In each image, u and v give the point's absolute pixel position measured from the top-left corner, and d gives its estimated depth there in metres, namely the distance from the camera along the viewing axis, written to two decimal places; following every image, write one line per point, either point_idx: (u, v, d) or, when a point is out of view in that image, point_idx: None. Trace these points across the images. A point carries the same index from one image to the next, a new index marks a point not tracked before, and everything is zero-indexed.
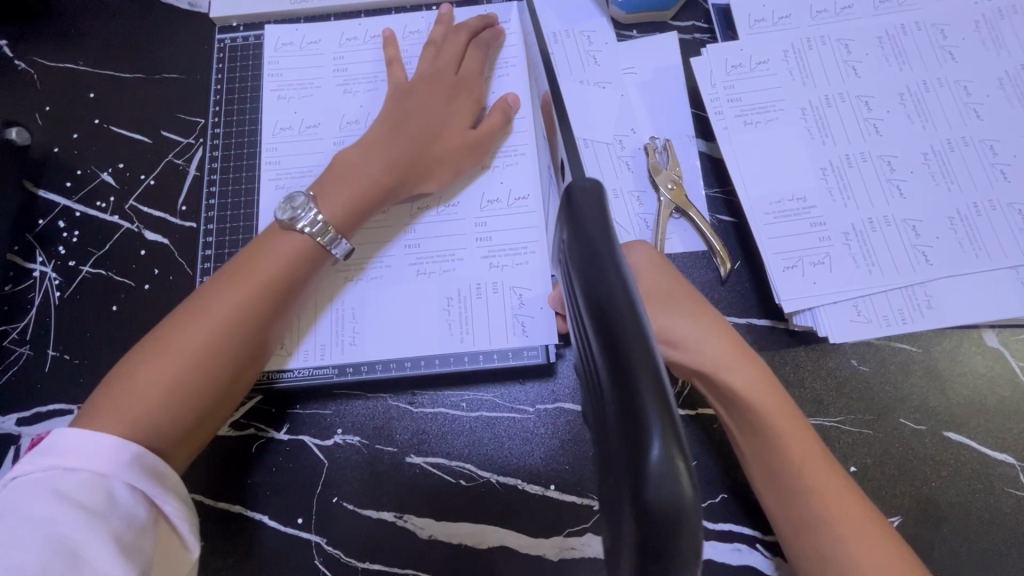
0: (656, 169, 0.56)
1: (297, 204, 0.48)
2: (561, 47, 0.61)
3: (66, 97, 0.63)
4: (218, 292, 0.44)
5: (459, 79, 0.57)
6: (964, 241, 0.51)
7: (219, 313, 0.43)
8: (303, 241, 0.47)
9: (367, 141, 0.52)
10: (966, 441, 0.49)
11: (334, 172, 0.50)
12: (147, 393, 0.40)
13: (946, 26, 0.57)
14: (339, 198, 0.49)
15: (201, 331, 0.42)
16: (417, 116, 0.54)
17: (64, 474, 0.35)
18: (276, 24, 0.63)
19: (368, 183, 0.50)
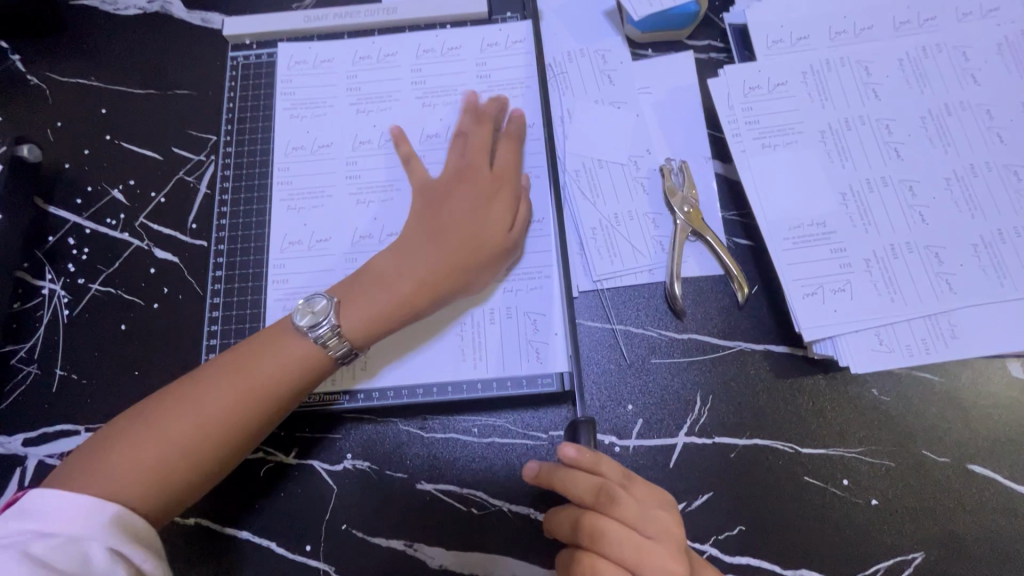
0: (672, 191, 0.55)
1: (315, 308, 0.46)
2: (575, 66, 0.60)
3: (78, 113, 0.63)
4: (232, 365, 0.44)
5: (494, 176, 0.53)
6: (988, 269, 0.50)
7: (230, 389, 0.43)
8: (309, 351, 0.45)
9: (398, 245, 0.50)
10: (991, 474, 0.48)
11: (361, 283, 0.48)
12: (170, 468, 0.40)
13: (968, 49, 0.56)
14: (359, 310, 0.47)
15: (211, 411, 0.42)
16: (452, 216, 0.51)
17: (39, 539, 0.35)
18: (288, 41, 0.63)
19: (391, 299, 0.48)
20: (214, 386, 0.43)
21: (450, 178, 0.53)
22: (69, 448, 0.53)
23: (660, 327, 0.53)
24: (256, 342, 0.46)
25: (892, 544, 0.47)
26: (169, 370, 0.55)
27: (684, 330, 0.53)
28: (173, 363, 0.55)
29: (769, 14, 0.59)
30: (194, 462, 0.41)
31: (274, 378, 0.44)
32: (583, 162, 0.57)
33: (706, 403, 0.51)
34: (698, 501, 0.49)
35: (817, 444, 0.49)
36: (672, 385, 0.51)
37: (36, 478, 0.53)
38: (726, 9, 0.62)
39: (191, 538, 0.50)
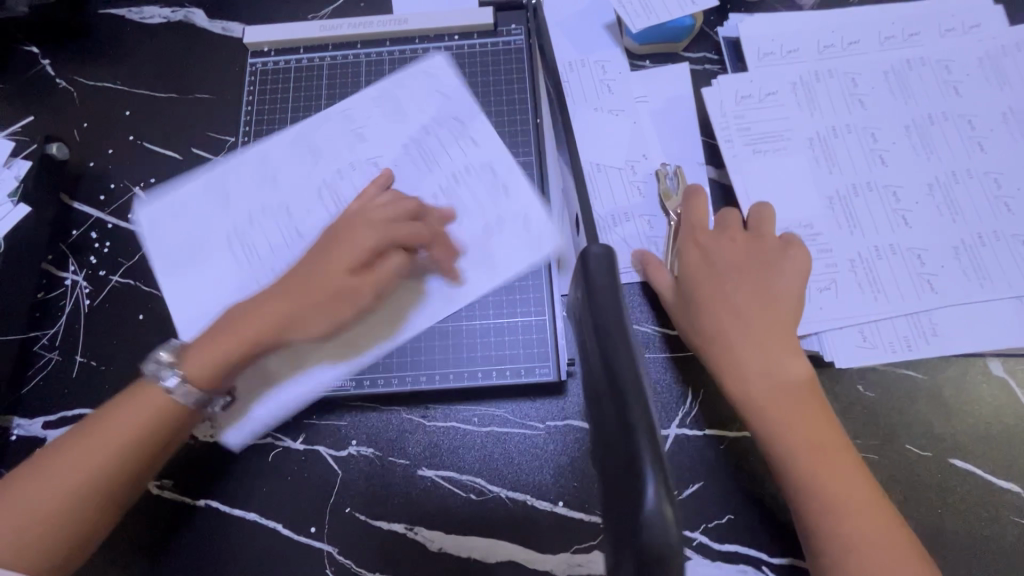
0: (665, 195, 0.57)
1: (162, 360, 0.47)
2: (576, 76, 0.63)
3: (104, 114, 0.66)
4: (61, 451, 0.45)
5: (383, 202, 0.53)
6: (968, 269, 0.52)
7: (58, 479, 0.44)
8: (196, 377, 0.46)
9: (285, 280, 0.50)
10: (972, 468, 0.50)
11: (209, 330, 0.48)
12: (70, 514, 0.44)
13: (953, 62, 0.58)
14: (200, 355, 0.47)
15: (41, 499, 0.43)
16: (303, 266, 0.50)
17: None
18: (303, 49, 0.66)
19: (229, 338, 0.47)
20: (53, 464, 0.44)
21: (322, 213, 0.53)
22: None
23: (653, 323, 0.55)
24: (87, 427, 0.46)
25: None
26: None
27: (676, 326, 0.55)
28: None
29: (760, 29, 0.62)
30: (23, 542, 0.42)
31: (102, 468, 0.44)
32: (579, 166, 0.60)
33: (697, 395, 0.53)
34: (688, 489, 0.51)
35: None
36: (664, 378, 0.54)
37: None
38: (720, 24, 0.65)
39: (202, 518, 0.52)
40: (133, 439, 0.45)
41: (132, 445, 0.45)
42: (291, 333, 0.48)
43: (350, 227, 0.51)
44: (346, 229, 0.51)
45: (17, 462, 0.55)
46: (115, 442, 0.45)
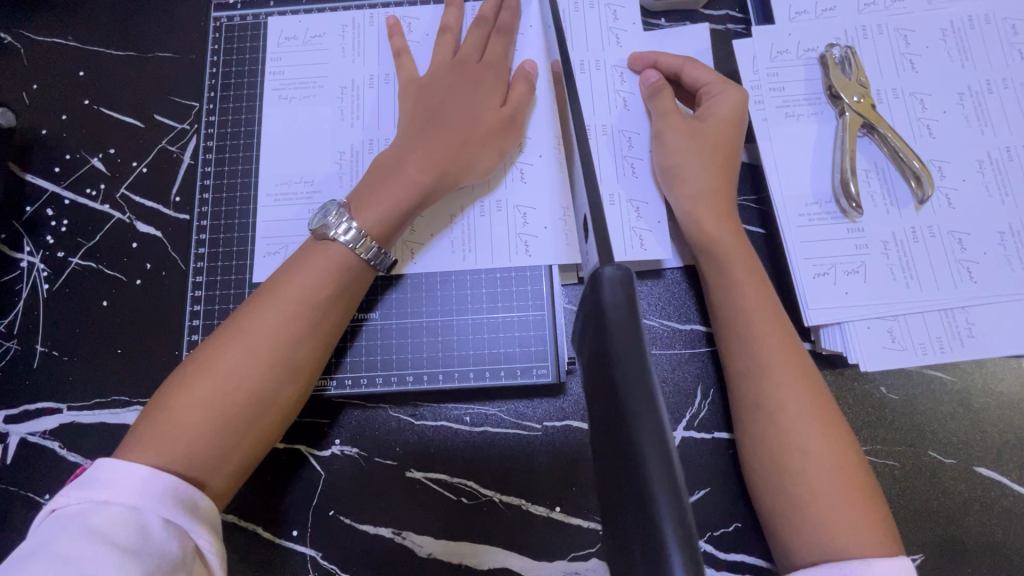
0: (839, 78, 0.50)
1: (330, 212, 0.45)
2: (581, 16, 0.55)
3: (55, 75, 0.59)
4: (249, 321, 0.42)
5: (483, 67, 0.52)
6: (1013, 259, 0.47)
7: (249, 348, 0.41)
8: (372, 226, 0.46)
9: (399, 143, 0.49)
10: (998, 476, 0.46)
11: (369, 181, 0.47)
12: (243, 394, 0.41)
13: (1018, 21, 0.52)
14: (376, 204, 0.46)
15: (233, 360, 0.41)
16: (442, 103, 0.50)
17: (98, 507, 0.35)
18: (274, 2, 0.59)
19: (405, 187, 0.47)
20: (238, 337, 0.42)
21: (442, 73, 0.52)
22: (51, 427, 0.52)
23: (661, 316, 0.51)
24: (266, 293, 0.44)
25: None
26: (152, 349, 0.53)
27: (686, 320, 0.51)
28: (157, 341, 0.53)
29: None
30: (221, 423, 0.40)
31: (291, 331, 0.42)
32: (606, 132, 0.52)
33: (707, 396, 0.49)
34: (694, 496, 0.47)
35: None
36: (672, 378, 0.50)
37: (16, 456, 0.51)
38: None
39: None
40: (319, 297, 0.44)
41: (317, 304, 0.44)
42: (459, 174, 0.49)
43: (479, 89, 0.51)
44: (492, 77, 0.52)
45: None
46: (295, 305, 0.43)
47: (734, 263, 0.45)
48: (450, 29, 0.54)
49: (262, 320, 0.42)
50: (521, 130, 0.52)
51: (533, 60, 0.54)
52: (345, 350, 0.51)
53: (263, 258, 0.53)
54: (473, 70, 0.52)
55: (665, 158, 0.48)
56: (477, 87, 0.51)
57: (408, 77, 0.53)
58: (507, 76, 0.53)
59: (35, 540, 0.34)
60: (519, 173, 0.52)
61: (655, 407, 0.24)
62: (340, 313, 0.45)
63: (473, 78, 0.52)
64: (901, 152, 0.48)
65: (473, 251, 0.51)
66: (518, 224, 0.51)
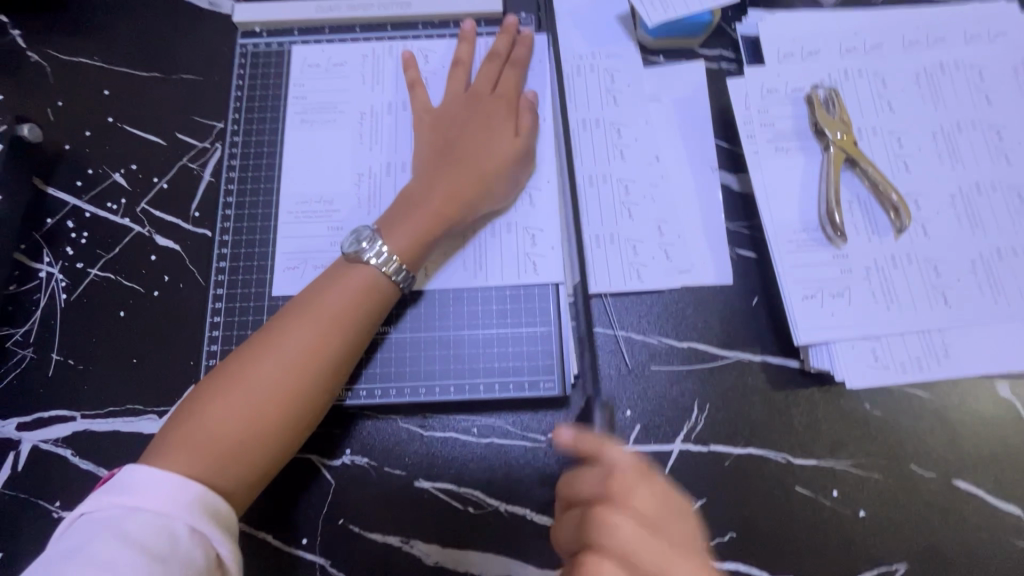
0: (823, 117, 0.55)
1: (364, 236, 0.48)
2: (582, 80, 0.60)
3: (81, 93, 0.62)
4: (280, 335, 0.44)
5: (496, 97, 0.56)
6: (984, 285, 0.51)
7: (278, 362, 0.43)
8: (401, 251, 0.48)
9: (424, 175, 0.52)
10: (975, 490, 0.49)
11: (399, 210, 0.50)
12: (270, 407, 0.42)
13: (984, 69, 0.57)
14: (406, 231, 0.49)
15: (263, 373, 0.43)
16: (460, 136, 0.54)
17: (129, 514, 0.36)
18: (297, 31, 0.62)
19: (431, 215, 0.50)
20: (270, 352, 0.43)
21: (457, 104, 0.55)
22: (64, 434, 0.53)
23: (660, 334, 0.53)
24: (298, 310, 0.46)
25: (878, 554, 0.48)
26: (167, 358, 0.55)
27: (684, 338, 0.53)
28: (173, 352, 0.55)
29: (781, 28, 0.59)
30: (251, 435, 0.42)
31: (320, 346, 0.44)
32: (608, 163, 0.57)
33: (704, 410, 0.51)
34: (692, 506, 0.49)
35: (809, 455, 0.50)
36: (670, 393, 0.52)
37: (27, 464, 0.52)
38: (739, 20, 0.62)
39: None
40: (348, 316, 0.46)
41: (346, 321, 0.46)
42: (481, 203, 0.52)
43: (491, 118, 0.54)
44: (504, 107, 0.55)
45: None
46: (325, 324, 0.45)
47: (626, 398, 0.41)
48: (464, 61, 0.58)
49: (293, 338, 0.44)
50: (532, 154, 0.55)
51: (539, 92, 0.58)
52: (363, 364, 0.53)
53: (283, 273, 0.55)
54: (487, 101, 0.55)
55: None
56: (491, 117, 0.54)
57: (422, 106, 0.56)
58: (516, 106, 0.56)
59: (69, 542, 0.35)
60: (528, 196, 0.55)
61: None
62: (366, 333, 0.47)
63: (487, 108, 0.55)
64: (881, 186, 0.53)
65: (484, 268, 0.54)
66: (527, 244, 0.54)
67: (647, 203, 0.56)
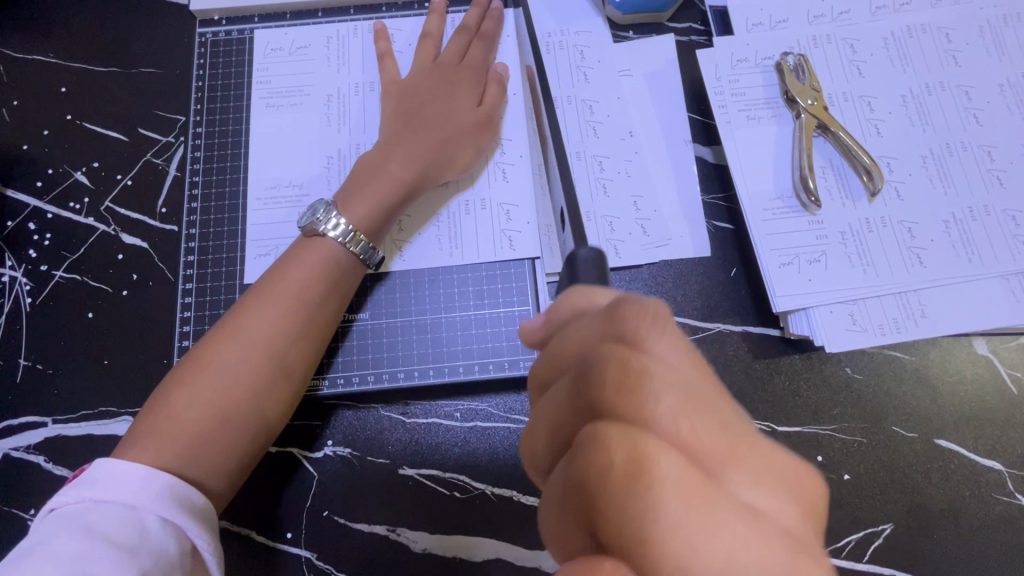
0: (794, 84, 0.55)
1: (318, 210, 0.48)
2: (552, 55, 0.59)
3: (37, 91, 0.60)
4: (244, 318, 0.44)
5: (462, 68, 0.55)
6: (958, 245, 0.51)
7: (246, 343, 0.43)
8: (359, 221, 0.48)
9: (383, 144, 0.51)
10: (956, 447, 0.50)
11: (355, 180, 0.50)
12: (239, 390, 0.42)
13: (951, 31, 0.57)
14: (363, 201, 0.48)
15: (229, 356, 0.42)
16: (422, 105, 0.53)
17: (94, 506, 0.35)
18: (258, 18, 0.60)
19: (389, 184, 0.49)
20: (235, 334, 0.43)
21: (423, 77, 0.54)
22: (36, 440, 0.51)
23: None
24: (260, 289, 0.45)
25: (864, 517, 0.49)
26: (139, 359, 0.53)
27: None
28: (145, 351, 0.54)
29: None
30: (223, 420, 0.41)
31: (287, 325, 0.44)
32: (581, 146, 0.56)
33: None
34: None
35: (792, 422, 0.50)
36: None
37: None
38: None
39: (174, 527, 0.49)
40: (311, 292, 0.45)
41: (312, 300, 0.45)
42: (440, 170, 0.52)
43: (456, 88, 0.54)
44: (470, 79, 0.55)
45: None
46: (289, 302, 0.44)
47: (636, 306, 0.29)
48: (434, 35, 0.57)
49: (256, 318, 0.44)
50: (496, 125, 0.54)
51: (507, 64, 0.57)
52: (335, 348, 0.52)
53: (254, 262, 0.54)
54: (453, 73, 0.54)
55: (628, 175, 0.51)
56: (454, 88, 0.54)
57: (390, 79, 0.56)
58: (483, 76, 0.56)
59: (32, 537, 0.34)
60: (502, 172, 0.55)
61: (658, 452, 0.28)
62: (333, 308, 0.47)
63: (451, 78, 0.54)
64: (852, 149, 0.52)
65: (458, 249, 0.53)
66: (502, 222, 0.54)
67: (620, 179, 0.55)
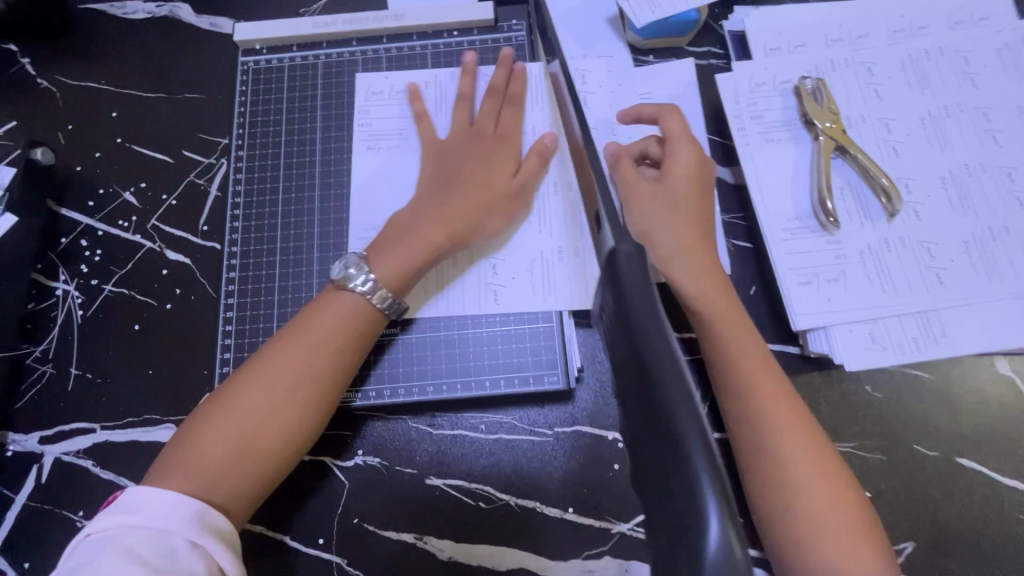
0: (812, 107, 0.56)
1: (350, 264, 0.49)
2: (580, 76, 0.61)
3: (90, 116, 0.64)
4: (268, 362, 0.46)
5: (497, 135, 0.57)
6: (978, 265, 0.52)
7: (274, 387, 0.45)
8: (388, 279, 0.49)
9: (417, 204, 0.53)
10: (978, 466, 0.50)
11: (386, 238, 0.52)
12: (265, 432, 0.44)
13: (969, 53, 0.58)
14: (392, 259, 0.50)
15: (256, 401, 0.44)
16: (458, 166, 0.55)
17: (132, 531, 0.39)
18: (296, 47, 0.64)
19: (422, 243, 0.51)
20: (260, 377, 0.45)
21: (461, 137, 0.57)
22: (85, 445, 0.54)
23: None
24: (283, 335, 0.48)
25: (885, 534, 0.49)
26: (181, 369, 0.56)
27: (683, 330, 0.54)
28: (187, 361, 0.56)
29: (767, 22, 0.60)
30: (254, 463, 0.44)
31: (312, 368, 0.46)
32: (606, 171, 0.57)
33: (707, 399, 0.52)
34: None
35: None
36: None
37: (52, 475, 0.54)
38: (726, 17, 0.63)
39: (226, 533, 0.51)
40: (336, 339, 0.47)
41: (333, 345, 0.47)
42: (471, 233, 0.53)
43: (494, 151, 0.56)
44: (506, 148, 0.57)
45: (14, 478, 0.54)
46: (311, 346, 0.47)
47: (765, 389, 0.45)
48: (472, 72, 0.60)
49: (280, 363, 0.46)
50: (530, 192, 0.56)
51: (545, 126, 0.59)
52: (362, 382, 0.54)
53: (293, 279, 0.57)
54: (489, 140, 0.57)
55: (640, 220, 0.49)
56: (492, 151, 0.56)
57: (428, 140, 0.58)
58: (519, 145, 0.57)
59: (76, 560, 0.37)
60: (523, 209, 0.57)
61: (686, 386, 0.26)
62: (356, 352, 0.49)
63: (490, 145, 0.56)
64: (872, 171, 0.53)
65: (485, 269, 0.56)
66: (526, 252, 0.56)
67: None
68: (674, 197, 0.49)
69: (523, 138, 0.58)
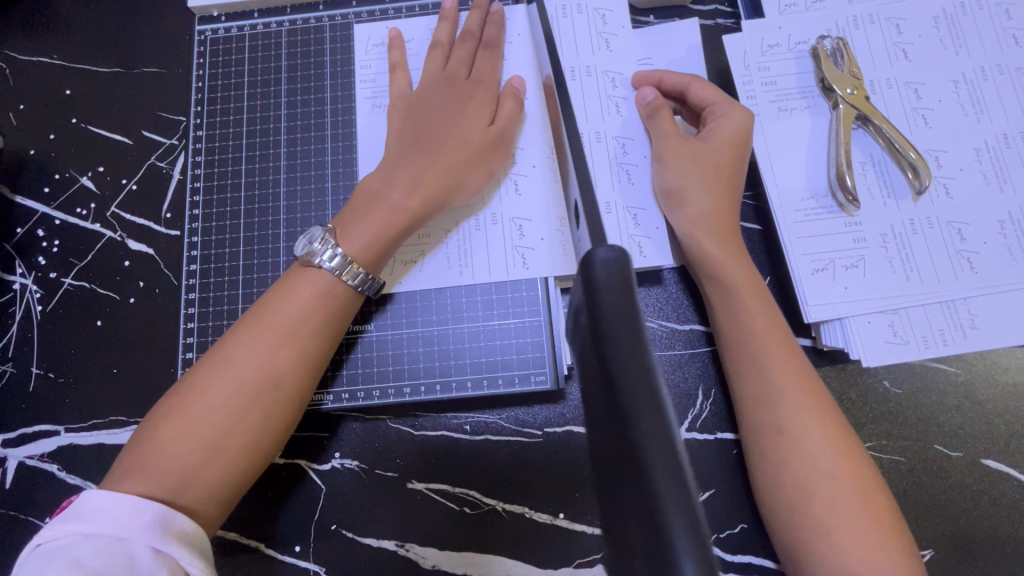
0: (831, 71, 0.50)
1: (316, 237, 0.45)
2: (569, 21, 0.54)
3: (42, 94, 0.59)
4: (231, 351, 0.42)
5: (471, 81, 0.52)
6: (1014, 248, 0.46)
7: (238, 378, 0.41)
8: (359, 252, 0.45)
9: (387, 166, 0.48)
10: (1005, 468, 0.46)
11: (356, 206, 0.47)
12: (228, 428, 0.40)
13: (1011, 6, 0.51)
14: (362, 232, 0.45)
15: (219, 393, 0.40)
16: (430, 121, 0.49)
17: (84, 540, 0.34)
18: (259, 13, 0.58)
19: (393, 211, 0.46)
20: (224, 368, 0.41)
21: (431, 87, 0.51)
22: (50, 449, 0.52)
23: (659, 319, 0.50)
24: (248, 321, 0.43)
25: None
26: (147, 367, 0.53)
27: (685, 321, 0.50)
28: (153, 359, 0.53)
29: None
30: (219, 461, 0.40)
31: (279, 357, 0.42)
32: (599, 139, 0.51)
33: (708, 396, 0.49)
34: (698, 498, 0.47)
35: None
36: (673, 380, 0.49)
37: (15, 480, 0.51)
38: None
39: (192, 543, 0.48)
40: (305, 325, 0.43)
41: (303, 333, 0.43)
42: (449, 196, 0.48)
43: (465, 102, 0.50)
44: (479, 95, 0.51)
45: None
46: (279, 333, 0.42)
47: (778, 371, 0.41)
48: (449, 18, 0.55)
49: (246, 351, 0.41)
50: (509, 143, 0.51)
51: (520, 75, 0.53)
52: (328, 383, 0.50)
53: (261, 268, 0.53)
54: (463, 90, 0.51)
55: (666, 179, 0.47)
56: (467, 101, 0.50)
57: (400, 91, 0.52)
58: (495, 89, 0.52)
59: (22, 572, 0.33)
60: (511, 187, 0.52)
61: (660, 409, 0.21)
62: (328, 339, 0.44)
63: (466, 95, 0.51)
64: (897, 145, 0.48)
65: (468, 251, 0.51)
66: (514, 236, 0.51)
67: (641, 169, 0.50)
68: (701, 157, 0.46)
69: (501, 86, 0.53)
